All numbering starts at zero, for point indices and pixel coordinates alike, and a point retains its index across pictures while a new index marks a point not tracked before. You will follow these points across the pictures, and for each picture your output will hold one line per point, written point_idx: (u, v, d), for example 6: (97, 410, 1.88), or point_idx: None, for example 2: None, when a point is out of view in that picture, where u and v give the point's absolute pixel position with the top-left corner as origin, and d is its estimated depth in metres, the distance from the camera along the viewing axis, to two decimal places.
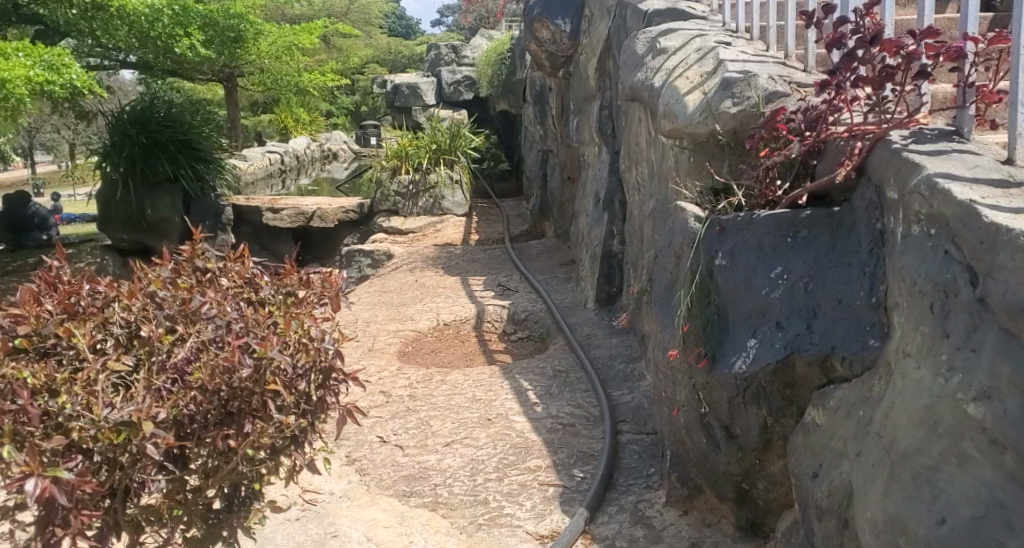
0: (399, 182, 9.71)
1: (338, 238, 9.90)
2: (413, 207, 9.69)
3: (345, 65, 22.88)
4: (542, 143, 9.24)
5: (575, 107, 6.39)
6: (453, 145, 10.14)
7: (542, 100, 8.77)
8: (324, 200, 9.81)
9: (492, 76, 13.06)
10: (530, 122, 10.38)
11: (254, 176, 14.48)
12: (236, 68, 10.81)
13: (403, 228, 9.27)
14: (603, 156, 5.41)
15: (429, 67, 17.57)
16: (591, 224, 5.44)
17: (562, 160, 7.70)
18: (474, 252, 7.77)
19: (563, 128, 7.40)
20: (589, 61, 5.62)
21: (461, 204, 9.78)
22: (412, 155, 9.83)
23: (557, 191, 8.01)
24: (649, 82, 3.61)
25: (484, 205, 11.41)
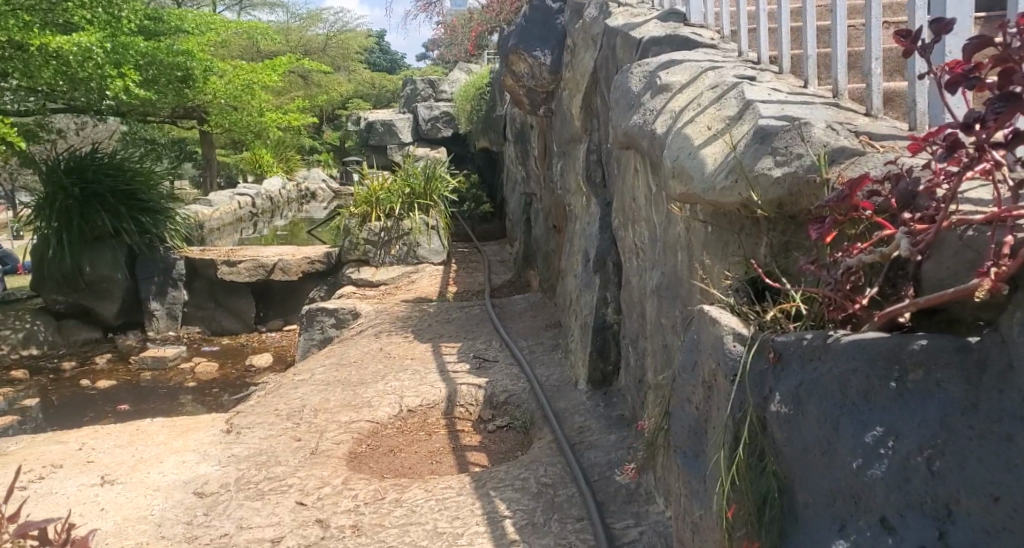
0: (370, 230, 8.88)
1: (306, 291, 9.14)
2: (385, 256, 8.78)
3: (324, 101, 22.16)
4: (525, 185, 8.47)
5: (558, 150, 5.63)
6: (429, 190, 9.35)
7: (523, 139, 8.00)
8: (287, 251, 9.02)
9: (471, 112, 12.33)
10: (511, 162, 9.62)
11: (219, 222, 13.68)
12: (193, 108, 10.03)
13: (374, 278, 8.48)
14: (592, 210, 4.59)
15: (405, 102, 16.89)
16: (580, 289, 4.61)
17: (545, 207, 6.92)
18: (450, 310, 6.91)
19: (546, 172, 6.61)
20: (573, 99, 4.83)
21: (438, 251, 8.92)
22: (384, 200, 9.03)
23: (542, 240, 7.22)
24: (650, 127, 2.81)
25: (464, 251, 10.60)
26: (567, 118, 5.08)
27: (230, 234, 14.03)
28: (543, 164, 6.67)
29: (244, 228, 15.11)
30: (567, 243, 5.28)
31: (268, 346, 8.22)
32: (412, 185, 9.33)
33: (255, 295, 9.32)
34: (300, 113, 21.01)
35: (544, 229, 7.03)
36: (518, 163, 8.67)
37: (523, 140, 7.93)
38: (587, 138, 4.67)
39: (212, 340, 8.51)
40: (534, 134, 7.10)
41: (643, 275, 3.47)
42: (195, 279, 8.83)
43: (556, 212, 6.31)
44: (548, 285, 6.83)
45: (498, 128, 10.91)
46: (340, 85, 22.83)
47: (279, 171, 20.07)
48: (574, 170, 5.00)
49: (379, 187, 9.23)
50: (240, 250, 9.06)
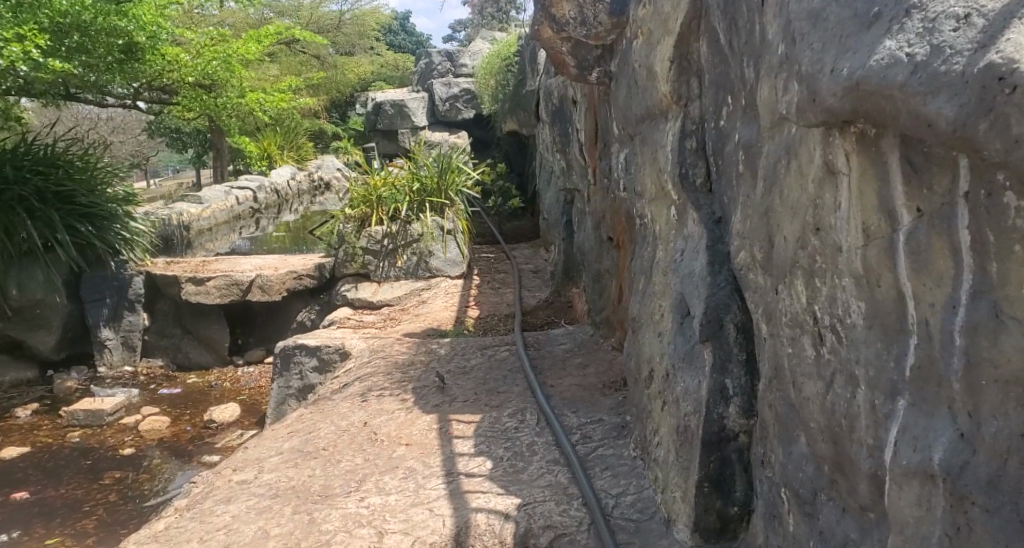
0: (369, 236, 7.48)
1: (293, 311, 7.59)
2: (390, 268, 7.44)
3: (341, 84, 20.50)
4: (565, 180, 6.70)
5: (621, 135, 3.85)
6: (442, 185, 8.08)
7: (562, 119, 6.24)
8: (266, 263, 7.57)
9: (496, 89, 10.60)
10: (546, 149, 7.86)
11: (211, 221, 12.12)
12: (161, 90, 8.49)
13: (375, 297, 7.16)
14: (695, 230, 2.81)
15: (420, 80, 15.16)
16: (670, 361, 2.83)
17: (595, 212, 5.14)
18: (467, 353, 5.15)
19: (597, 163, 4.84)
20: (653, 50, 3.07)
21: (457, 261, 7.65)
22: (389, 199, 7.76)
23: (590, 253, 5.46)
24: (985, 54, 1.08)
25: (490, 257, 9.14)
26: (640, 83, 3.32)
27: (223, 236, 12.42)
28: (593, 153, 4.90)
29: (242, 227, 13.47)
30: (638, 276, 3.51)
31: (242, 388, 6.50)
32: (422, 180, 8.04)
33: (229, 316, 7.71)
34: (312, 97, 19.39)
35: (594, 239, 5.26)
36: (556, 152, 6.92)
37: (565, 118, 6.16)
38: (684, 110, 2.90)
39: (175, 378, 6.78)
40: (579, 116, 5.34)
41: (845, 391, 1.68)
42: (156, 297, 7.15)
43: (616, 219, 4.52)
44: (601, 318, 5.05)
45: (529, 106, 9.16)
46: (359, 67, 21.12)
47: (289, 160, 18.46)
48: (650, 162, 3.22)
49: (381, 180, 7.95)
50: (215, 261, 7.69)
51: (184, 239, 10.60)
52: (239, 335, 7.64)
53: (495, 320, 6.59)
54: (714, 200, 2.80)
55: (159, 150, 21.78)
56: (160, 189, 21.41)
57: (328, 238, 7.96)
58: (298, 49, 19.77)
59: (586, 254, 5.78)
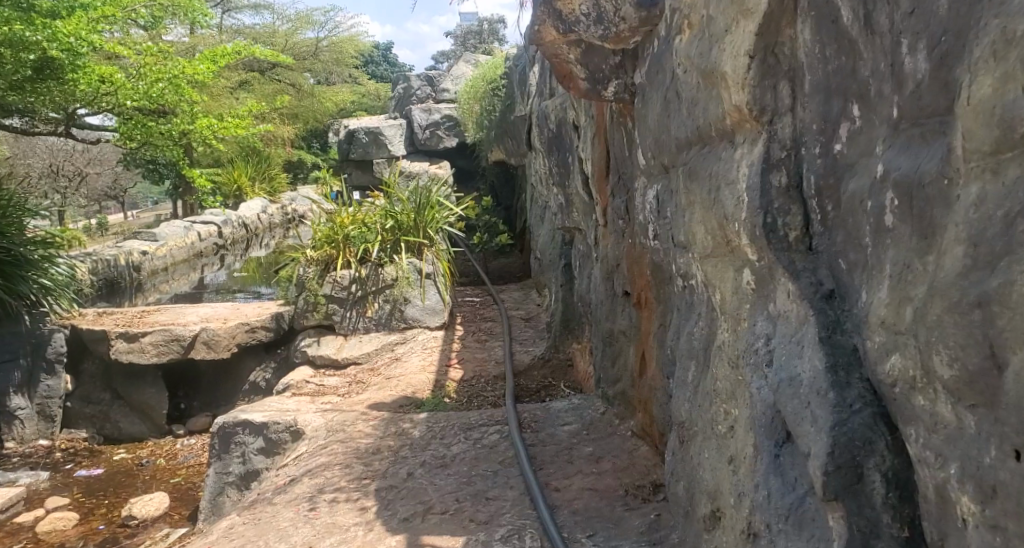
0: (334, 282, 6.62)
1: (243, 372, 6.83)
2: (359, 318, 6.61)
3: (318, 113, 19.58)
4: (564, 218, 5.77)
5: (652, 165, 2.92)
6: (420, 222, 7.11)
7: (562, 147, 5.33)
8: (212, 314, 6.80)
9: (481, 115, 9.70)
10: (540, 183, 6.95)
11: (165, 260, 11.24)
12: (101, 116, 7.46)
13: (340, 354, 6.36)
14: (791, 309, 1.87)
15: (399, 106, 14.30)
16: (754, 508, 1.87)
17: (607, 259, 4.21)
18: (446, 435, 4.21)
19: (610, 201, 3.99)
20: (713, 45, 2.15)
21: (438, 309, 6.82)
22: (358, 239, 6.84)
23: (597, 307, 4.55)
24: None
25: (475, 301, 8.24)
26: (690, 94, 2.39)
27: (181, 275, 11.53)
28: (604, 189, 4.11)
29: (203, 264, 12.59)
30: (681, 360, 2.56)
31: (178, 468, 5.48)
32: (397, 216, 7.04)
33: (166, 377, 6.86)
34: (286, 125, 18.44)
35: (604, 294, 4.33)
36: (553, 186, 6.01)
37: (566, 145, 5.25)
38: (769, 128, 1.97)
39: (99, 453, 5.70)
40: (585, 142, 4.42)
41: None
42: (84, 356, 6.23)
43: (639, 272, 3.60)
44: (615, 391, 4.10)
45: (518, 134, 8.30)
46: (337, 95, 20.29)
47: (260, 192, 17.44)
48: (705, 205, 2.28)
49: (349, 217, 7.05)
50: (151, 311, 6.87)
51: (130, 284, 9.72)
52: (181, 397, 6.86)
53: (483, 385, 5.71)
54: (820, 263, 1.85)
55: (130, 184, 20.80)
56: (130, 224, 20.41)
57: (284, 286, 7.09)
58: (271, 76, 18.83)
59: (592, 308, 4.84)
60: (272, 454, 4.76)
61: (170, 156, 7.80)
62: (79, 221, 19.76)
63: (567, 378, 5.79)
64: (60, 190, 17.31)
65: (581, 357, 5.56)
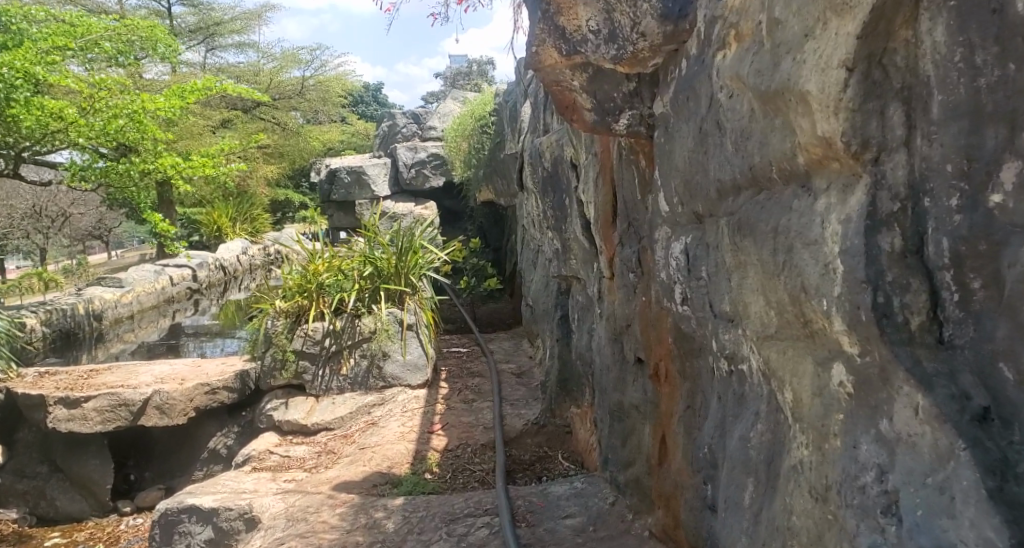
0: (306, 335, 6.17)
1: (202, 439, 6.36)
2: (332, 377, 6.13)
3: (303, 151, 19.02)
4: (561, 268, 5.19)
5: (681, 214, 2.35)
6: (402, 269, 6.60)
7: (562, 188, 4.75)
8: (169, 373, 6.41)
9: (468, 153, 9.17)
10: (533, 227, 6.38)
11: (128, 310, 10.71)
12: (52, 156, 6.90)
13: (308, 417, 5.90)
14: (918, 435, 1.26)
15: (382, 143, 13.74)
16: None
17: (616, 320, 3.62)
18: (425, 530, 3.76)
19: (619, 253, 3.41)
20: (781, 57, 1.55)
21: (420, 365, 6.28)
22: (333, 287, 6.39)
23: (603, 372, 3.96)
24: None
25: (462, 352, 7.64)
26: (738, 124, 1.80)
27: (150, 322, 11.06)
28: (609, 238, 3.53)
29: (174, 310, 12.05)
30: (730, 471, 1.95)
31: None
32: (376, 261, 6.57)
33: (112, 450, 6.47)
34: (269, 164, 17.86)
35: (611, 360, 3.74)
36: (549, 232, 5.43)
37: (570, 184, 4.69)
38: (874, 170, 1.35)
39: (30, 538, 5.51)
40: (588, 182, 3.84)
41: None
42: (36, 415, 5.85)
43: (662, 340, 3.01)
44: (634, 476, 3.50)
45: (509, 174, 7.75)
46: (323, 133, 19.85)
47: (241, 233, 16.72)
48: (768, 271, 1.68)
49: (323, 263, 6.59)
50: (101, 370, 6.45)
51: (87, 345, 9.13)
52: (136, 462, 6.51)
53: (469, 455, 5.18)
54: (960, 366, 1.24)
55: (116, 223, 20.30)
56: (113, 265, 19.91)
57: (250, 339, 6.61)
58: (255, 113, 18.30)
59: (596, 372, 4.25)
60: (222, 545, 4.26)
61: (129, 196, 7.24)
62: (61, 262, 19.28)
63: (567, 449, 5.27)
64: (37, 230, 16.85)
65: (583, 426, 4.97)
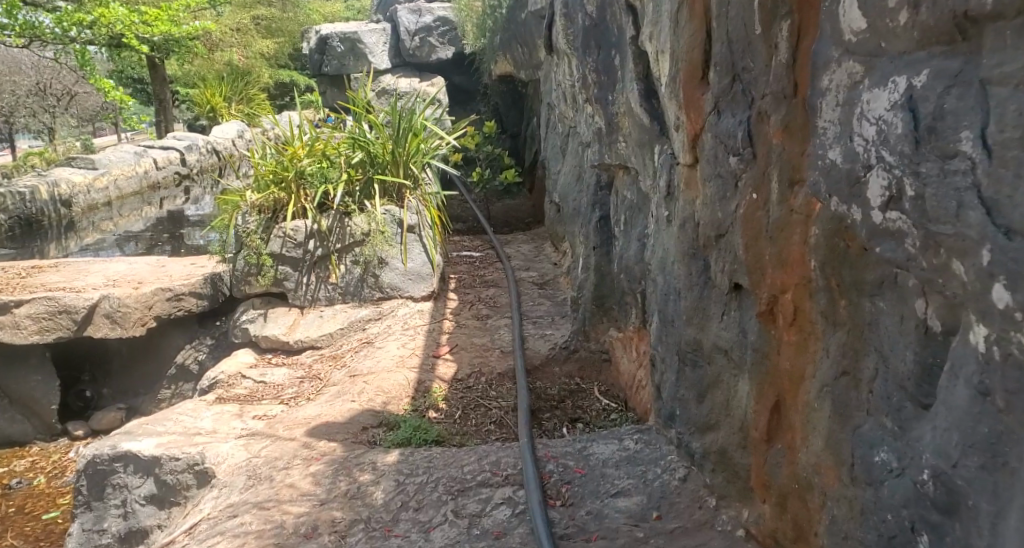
0: (285, 237, 5.19)
1: (166, 354, 5.46)
2: (320, 286, 5.21)
3: (304, 27, 17.61)
4: (606, 155, 4.13)
5: (905, 33, 1.30)
6: (400, 157, 5.45)
7: (625, 44, 3.64)
8: (124, 274, 5.50)
9: (486, 15, 8.06)
10: (567, 104, 5.28)
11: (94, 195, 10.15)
12: None
13: (291, 334, 4.98)
14: None
15: (382, 8, 12.57)
16: None
17: (700, 226, 2.56)
18: (425, 496, 2.83)
19: (717, 128, 2.34)
20: None
21: (424, 275, 5.37)
22: (315, 177, 5.33)
23: (666, 296, 2.94)
24: None
25: (475, 258, 6.67)
26: None
27: (131, 210, 10.55)
28: (699, 104, 2.45)
29: (160, 197, 11.44)
30: None
31: (52, 490, 4.58)
32: (369, 145, 5.41)
33: (60, 366, 5.54)
34: (267, 39, 16.52)
35: (686, 284, 2.69)
36: (589, 109, 4.35)
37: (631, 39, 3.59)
38: None
39: None
40: (666, 28, 2.73)
41: None
42: None
43: (790, 261, 1.94)
44: (717, 451, 2.50)
45: (537, 39, 6.63)
46: (324, 7, 18.55)
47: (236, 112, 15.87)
48: None
49: (303, 146, 5.48)
50: (41, 271, 5.59)
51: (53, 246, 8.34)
52: (93, 378, 5.60)
53: (484, 387, 4.22)
54: None
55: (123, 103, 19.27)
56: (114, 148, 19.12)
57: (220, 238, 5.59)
58: None
59: (656, 295, 3.22)
60: (167, 503, 3.45)
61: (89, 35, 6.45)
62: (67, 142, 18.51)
63: (606, 384, 4.29)
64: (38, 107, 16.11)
65: (637, 359, 3.96)
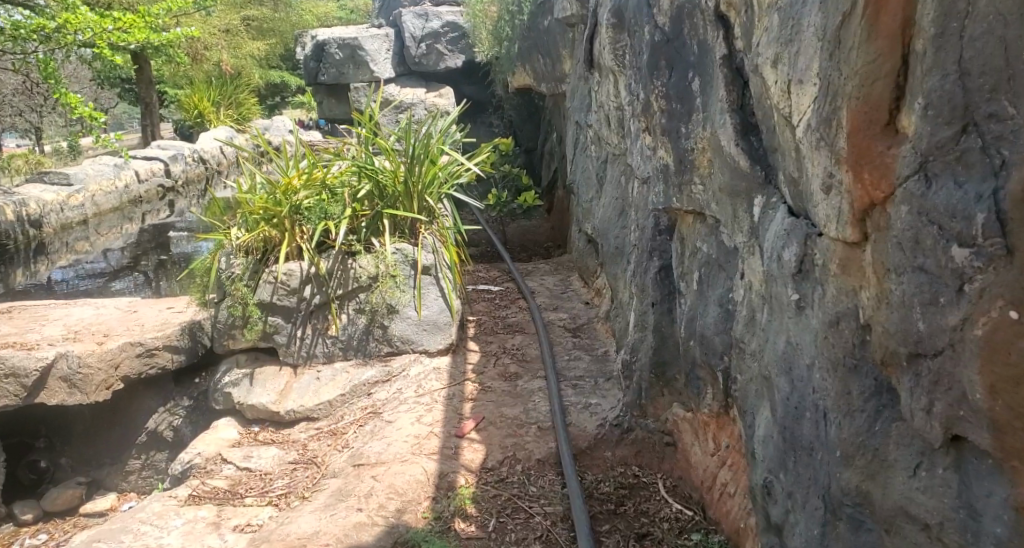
0: (276, 283, 4.42)
1: (137, 417, 4.66)
2: (319, 341, 4.47)
3: (296, 27, 16.88)
4: (675, 197, 3.38)
5: None
6: (413, 188, 4.65)
7: (716, 66, 2.90)
8: (86, 324, 4.68)
9: (504, 21, 7.37)
10: (613, 128, 4.53)
11: (69, 215, 9.30)
12: None
13: (281, 403, 4.24)
14: None
15: (382, 13, 11.89)
16: None
17: (875, 332, 1.80)
18: None
19: (928, 202, 1.58)
20: None
21: (441, 325, 4.61)
22: (314, 212, 4.52)
23: (797, 411, 2.18)
24: None
25: (494, 295, 5.91)
26: None
27: (110, 228, 9.77)
28: (893, 165, 1.71)
29: (143, 213, 10.64)
30: None
31: None
32: (377, 174, 4.62)
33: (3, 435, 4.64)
34: (259, 41, 15.79)
35: (840, 406, 1.93)
36: (650, 139, 3.60)
37: (726, 59, 2.84)
38: None
39: None
40: (818, 51, 1.98)
41: None
42: None
43: None
44: None
45: (567, 50, 5.91)
46: (317, 8, 17.85)
47: (226, 120, 14.88)
48: None
49: (299, 174, 4.59)
50: None
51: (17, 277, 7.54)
52: (44, 447, 4.75)
53: (522, 480, 3.46)
54: None
55: (112, 103, 18.49)
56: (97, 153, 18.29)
57: (199, 281, 4.80)
58: None
59: (769, 396, 2.46)
60: None
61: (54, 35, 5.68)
62: (48, 145, 17.68)
63: (672, 477, 3.52)
64: (27, 108, 15.30)
65: (718, 455, 3.19)
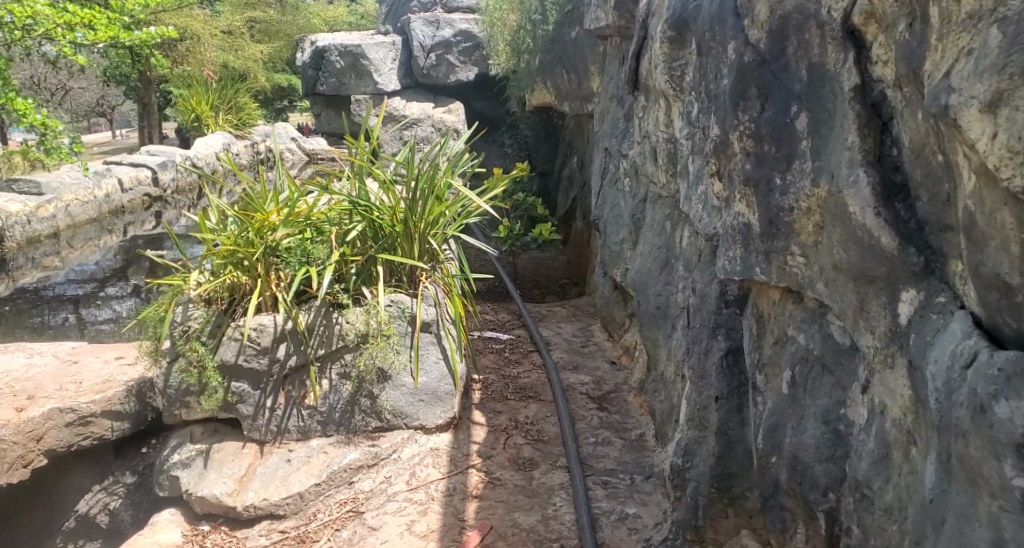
0: (243, 342, 3.57)
1: (71, 494, 3.84)
2: (292, 414, 3.62)
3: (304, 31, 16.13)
4: (759, 267, 2.54)
5: None
6: (416, 228, 3.80)
7: (843, 101, 2.08)
8: (12, 379, 3.87)
9: (523, 30, 6.57)
10: (660, 163, 3.71)
11: (41, 224, 8.55)
12: None
13: (236, 497, 3.39)
14: None
15: (389, 17, 11.12)
16: None
17: None
18: None
19: None
20: None
21: (442, 397, 3.77)
22: (294, 255, 3.72)
23: None
24: None
25: (503, 345, 5.07)
26: None
27: (84, 242, 9.05)
28: None
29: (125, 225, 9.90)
30: None
31: None
32: (373, 212, 3.77)
33: None
34: (262, 44, 15.05)
35: None
36: (722, 187, 2.78)
37: (859, 93, 2.02)
38: None
39: None
40: None
41: None
42: None
43: None
44: None
45: (598, 64, 5.10)
46: (325, 11, 17.10)
47: (225, 125, 13.62)
48: None
49: (279, 210, 3.75)
50: None
51: None
52: None
53: None
54: None
55: (115, 101, 17.82)
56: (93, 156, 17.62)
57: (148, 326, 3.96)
58: None
59: None
60: None
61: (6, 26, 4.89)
62: None
63: None
64: None
65: None
